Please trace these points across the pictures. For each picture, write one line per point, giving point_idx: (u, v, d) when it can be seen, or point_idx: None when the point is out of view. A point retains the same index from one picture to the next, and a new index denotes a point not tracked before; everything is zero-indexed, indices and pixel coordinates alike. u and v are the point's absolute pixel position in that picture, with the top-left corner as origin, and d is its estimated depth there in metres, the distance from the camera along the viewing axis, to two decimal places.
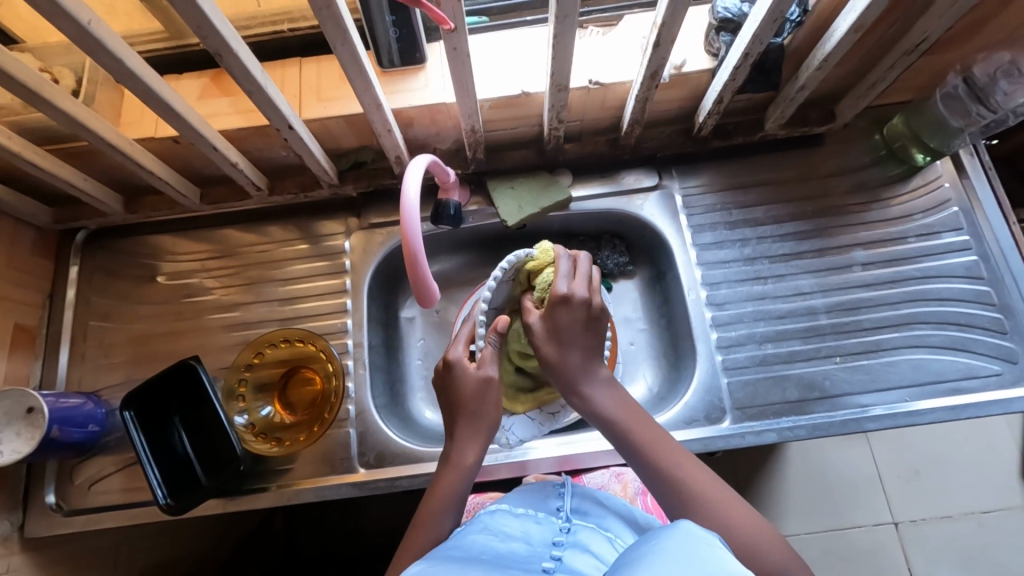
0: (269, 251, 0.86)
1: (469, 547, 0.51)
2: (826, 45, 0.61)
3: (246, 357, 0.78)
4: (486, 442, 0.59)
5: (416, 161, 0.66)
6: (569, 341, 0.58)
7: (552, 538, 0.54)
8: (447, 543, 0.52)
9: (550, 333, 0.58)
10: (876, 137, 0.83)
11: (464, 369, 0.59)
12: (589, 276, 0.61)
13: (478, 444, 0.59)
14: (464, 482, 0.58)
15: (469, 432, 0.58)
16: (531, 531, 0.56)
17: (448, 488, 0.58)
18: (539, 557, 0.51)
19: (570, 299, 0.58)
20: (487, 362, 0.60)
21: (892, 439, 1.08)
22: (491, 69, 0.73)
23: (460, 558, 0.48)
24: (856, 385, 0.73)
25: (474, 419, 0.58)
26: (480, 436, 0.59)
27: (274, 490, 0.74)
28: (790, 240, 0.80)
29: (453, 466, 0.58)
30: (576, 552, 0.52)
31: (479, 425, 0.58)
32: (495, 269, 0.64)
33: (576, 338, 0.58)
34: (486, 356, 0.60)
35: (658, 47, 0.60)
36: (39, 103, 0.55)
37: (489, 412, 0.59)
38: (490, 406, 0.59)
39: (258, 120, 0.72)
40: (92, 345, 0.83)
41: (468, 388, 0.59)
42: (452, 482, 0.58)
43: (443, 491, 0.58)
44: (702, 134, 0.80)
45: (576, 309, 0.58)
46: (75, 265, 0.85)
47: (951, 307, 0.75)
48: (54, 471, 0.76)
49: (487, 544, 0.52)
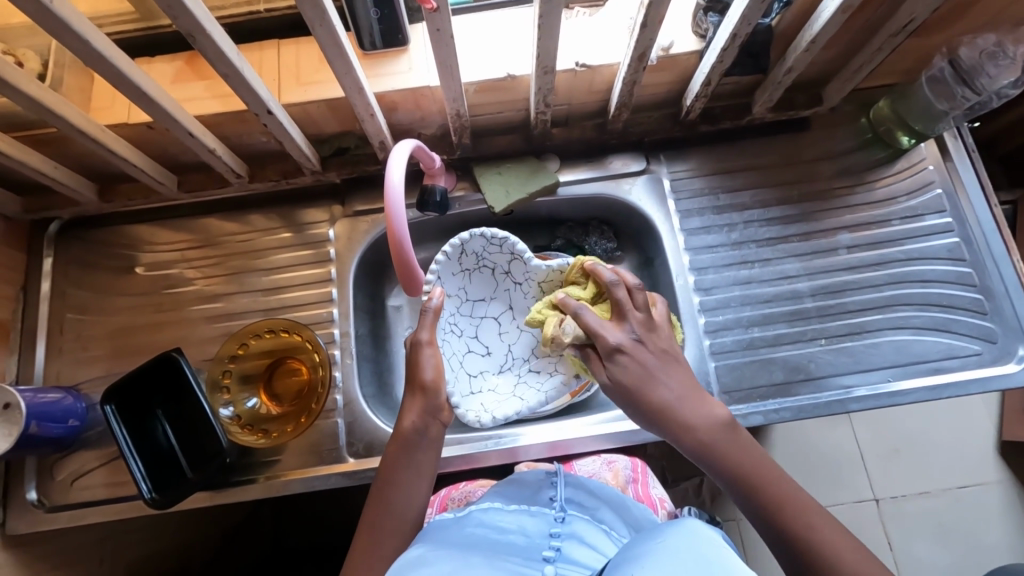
0: (251, 241, 0.84)
1: (468, 537, 0.52)
2: (814, 25, 0.61)
3: (230, 348, 0.77)
4: (423, 406, 0.61)
5: (399, 146, 0.65)
6: (663, 373, 0.57)
7: (549, 529, 0.54)
8: (442, 528, 0.53)
9: (638, 379, 0.57)
10: (862, 121, 0.83)
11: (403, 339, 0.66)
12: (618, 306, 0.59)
13: (415, 411, 0.61)
14: (406, 452, 0.60)
15: (409, 402, 0.62)
16: (527, 522, 0.55)
17: (392, 459, 0.61)
18: (538, 547, 0.52)
19: (622, 347, 0.57)
20: (421, 326, 0.63)
21: (874, 418, 1.10)
22: (477, 50, 0.71)
23: (461, 546, 0.50)
24: (841, 367, 0.74)
25: (413, 387, 0.62)
26: (418, 404, 0.61)
27: (261, 481, 0.73)
28: (776, 225, 0.80)
29: (397, 439, 0.61)
30: (574, 543, 0.53)
31: (418, 392, 0.61)
32: (440, 251, 0.73)
33: (664, 386, 0.57)
34: (421, 321, 0.63)
35: (645, 28, 0.59)
36: (3, 87, 0.53)
37: (423, 378, 0.61)
38: (425, 371, 0.61)
39: (235, 105, 0.70)
40: (69, 340, 0.81)
41: (412, 357, 0.63)
42: (397, 453, 0.60)
43: (391, 464, 0.60)
44: (690, 117, 0.80)
45: (650, 335, 0.59)
46: (49, 257, 0.83)
47: (934, 288, 0.76)
48: (35, 467, 0.75)
49: (486, 536, 0.53)
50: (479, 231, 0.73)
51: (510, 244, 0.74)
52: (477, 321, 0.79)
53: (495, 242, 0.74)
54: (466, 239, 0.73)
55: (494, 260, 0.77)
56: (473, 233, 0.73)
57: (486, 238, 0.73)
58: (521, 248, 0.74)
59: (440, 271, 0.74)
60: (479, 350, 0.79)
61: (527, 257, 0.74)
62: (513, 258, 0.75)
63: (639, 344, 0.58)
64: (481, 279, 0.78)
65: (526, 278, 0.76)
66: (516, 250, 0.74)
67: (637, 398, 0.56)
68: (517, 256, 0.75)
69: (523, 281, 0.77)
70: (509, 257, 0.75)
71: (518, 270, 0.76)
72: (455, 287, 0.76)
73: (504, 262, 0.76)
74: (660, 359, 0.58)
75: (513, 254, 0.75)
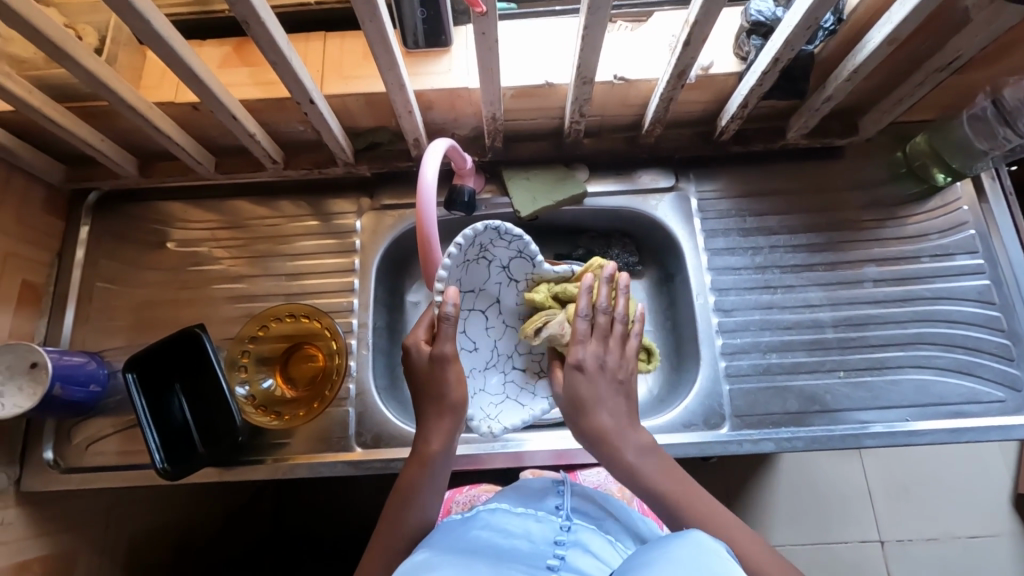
0: (279, 226, 0.86)
1: (472, 542, 0.51)
2: (858, 55, 0.61)
3: (251, 330, 0.78)
4: (450, 425, 0.59)
5: (435, 145, 0.65)
6: (614, 400, 0.57)
7: (554, 536, 0.54)
8: (447, 534, 0.52)
9: (585, 397, 0.56)
10: (897, 154, 0.83)
11: (419, 351, 0.60)
12: (604, 329, 0.59)
13: (441, 432, 0.59)
14: (427, 472, 0.59)
15: (434, 420, 0.59)
16: (532, 526, 0.55)
17: (412, 477, 0.59)
18: (542, 554, 0.51)
19: (583, 365, 0.57)
20: (444, 339, 0.57)
21: (886, 457, 1.08)
22: (518, 56, 0.72)
23: (464, 551, 0.49)
24: (857, 401, 0.73)
25: (437, 403, 0.59)
26: (446, 424, 0.59)
27: (269, 463, 0.74)
28: (802, 252, 0.80)
29: (419, 457, 0.59)
30: (578, 552, 0.53)
31: (445, 410, 0.59)
32: (452, 242, 0.62)
33: (608, 413, 0.56)
34: (442, 332, 0.57)
35: (687, 46, 0.59)
36: (62, 59, 0.55)
37: (450, 398, 0.58)
38: (451, 389, 0.58)
39: (278, 92, 0.71)
40: (97, 307, 0.83)
41: (435, 373, 0.58)
42: (419, 472, 0.59)
43: (410, 481, 0.59)
44: (723, 138, 0.80)
45: (618, 366, 0.58)
46: (85, 226, 0.85)
47: (960, 329, 0.75)
48: (54, 429, 0.76)
49: (491, 540, 0.53)
50: (494, 225, 0.63)
51: (521, 242, 0.66)
52: (465, 316, 0.71)
53: (505, 238, 0.65)
54: (476, 231, 0.63)
55: (494, 254, 0.67)
56: (487, 225, 0.63)
57: (499, 232, 0.63)
58: (532, 249, 0.67)
59: (450, 265, 0.63)
60: (466, 347, 0.71)
61: (537, 260, 0.67)
62: (518, 257, 0.68)
63: (603, 368, 0.57)
64: (477, 275, 0.68)
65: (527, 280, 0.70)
66: (525, 250, 0.66)
67: (580, 415, 0.56)
68: (524, 255, 0.67)
69: (521, 280, 0.70)
70: (513, 255, 0.67)
71: (519, 269, 0.69)
72: (453, 279, 0.65)
73: (505, 257, 0.68)
74: (616, 385, 0.57)
75: (520, 253, 0.67)
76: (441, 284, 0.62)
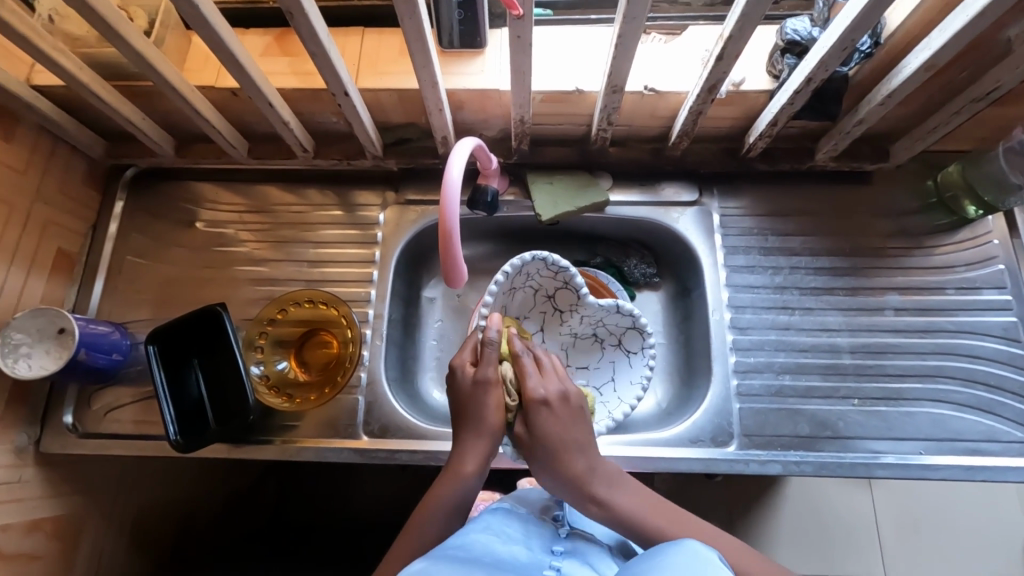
0: (305, 213, 0.88)
1: (470, 546, 0.49)
2: (894, 79, 0.60)
3: (269, 312, 0.80)
4: (486, 447, 0.58)
5: (462, 143, 0.66)
6: (579, 436, 0.56)
7: (551, 547, 0.54)
8: (447, 541, 0.49)
9: (554, 434, 0.56)
10: (928, 183, 0.81)
11: (463, 372, 0.60)
12: (551, 363, 0.61)
13: (477, 453, 0.57)
14: (457, 492, 0.57)
15: (470, 439, 0.58)
16: (530, 535, 0.55)
17: (439, 493, 0.57)
18: (540, 564, 0.51)
19: (544, 398, 0.57)
20: (489, 363, 0.59)
21: (896, 493, 1.05)
22: (551, 61, 0.73)
23: (462, 558, 0.46)
24: (870, 430, 0.72)
25: (476, 424, 0.58)
26: (481, 446, 0.57)
27: (277, 444, 0.75)
28: (824, 275, 0.79)
29: (452, 474, 0.57)
30: (574, 564, 0.53)
31: (483, 431, 0.57)
32: (499, 271, 0.72)
33: (576, 451, 0.56)
34: (488, 357, 0.58)
35: (720, 61, 0.60)
36: (114, 38, 0.57)
37: (492, 420, 0.57)
38: (492, 412, 0.57)
39: (314, 83, 0.73)
40: (125, 280, 0.85)
41: (476, 396, 0.58)
42: (448, 490, 0.57)
43: (438, 497, 0.57)
44: (750, 155, 0.80)
45: (577, 393, 0.59)
46: (120, 201, 0.88)
47: (982, 365, 0.73)
48: (75, 394, 0.78)
49: (489, 545, 0.50)
50: (540, 255, 0.72)
51: (566, 274, 0.74)
52: None
53: (553, 270, 0.74)
54: (524, 261, 0.73)
55: (542, 284, 0.77)
56: (534, 256, 0.73)
57: (546, 263, 0.73)
58: (576, 281, 0.75)
59: (496, 292, 0.74)
60: None
61: (581, 291, 0.75)
62: (563, 287, 0.76)
63: (564, 400, 0.58)
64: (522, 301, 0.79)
65: (571, 310, 0.78)
66: (569, 280, 0.75)
67: (548, 456, 0.56)
68: (569, 286, 0.76)
69: (564, 310, 0.79)
70: (559, 285, 0.76)
71: (563, 299, 0.78)
72: (499, 304, 0.76)
73: (552, 288, 0.77)
74: (577, 423, 0.57)
75: (565, 283, 0.76)
76: (485, 309, 0.73)
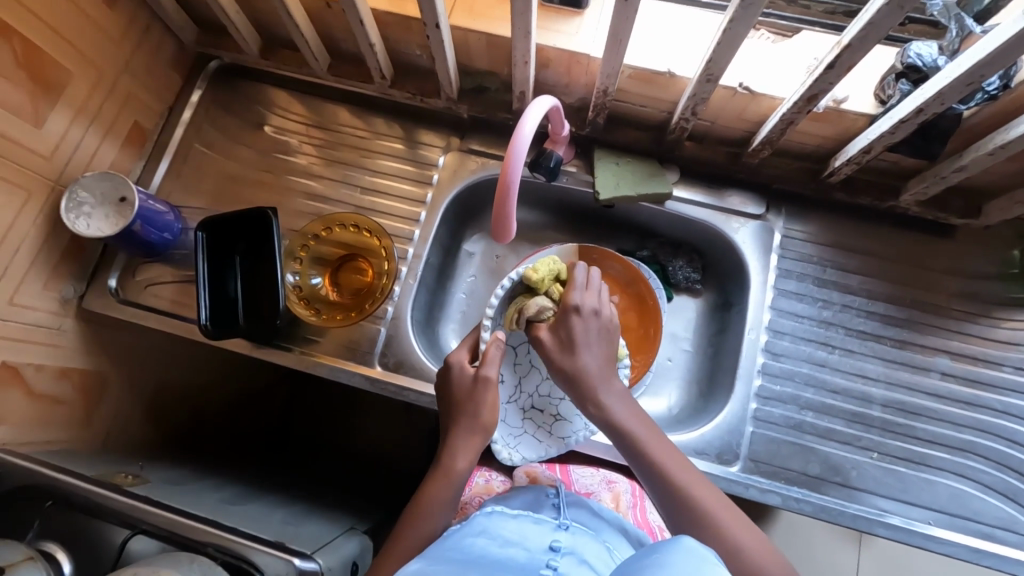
0: (369, 140, 0.88)
1: (467, 553, 0.50)
2: (1012, 130, 0.56)
3: (315, 228, 0.82)
4: (475, 443, 0.61)
5: (540, 101, 0.65)
6: (597, 346, 0.62)
7: (549, 543, 0.53)
8: (445, 547, 0.51)
9: (581, 335, 0.61)
10: (1014, 253, 0.76)
11: (463, 370, 0.64)
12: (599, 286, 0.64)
13: (467, 452, 0.61)
14: (451, 490, 0.60)
15: (463, 440, 0.61)
16: (527, 534, 0.54)
17: (434, 491, 0.61)
18: (536, 564, 0.49)
19: (582, 307, 0.61)
20: (489, 363, 0.63)
21: (886, 558, 1.02)
22: (649, 37, 0.70)
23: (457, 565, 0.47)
24: (882, 487, 0.69)
25: (471, 421, 0.62)
26: (473, 442, 0.61)
27: (296, 353, 0.77)
28: (875, 321, 0.75)
29: (443, 474, 0.61)
30: (571, 562, 0.51)
31: (477, 428, 0.61)
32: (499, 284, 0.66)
33: (589, 353, 0.61)
34: (491, 357, 0.63)
35: (830, 71, 0.56)
36: None
37: (484, 418, 0.61)
38: (485, 410, 0.61)
39: (408, 10, 0.73)
40: (188, 166, 0.88)
41: (474, 390, 0.62)
42: (442, 488, 0.60)
43: (432, 495, 0.61)
44: (831, 179, 0.76)
45: (612, 316, 0.63)
46: (199, 90, 0.90)
47: (1018, 451, 0.70)
48: (122, 262, 0.82)
49: (485, 549, 0.51)
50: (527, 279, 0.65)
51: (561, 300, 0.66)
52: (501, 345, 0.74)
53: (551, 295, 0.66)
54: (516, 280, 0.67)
55: None
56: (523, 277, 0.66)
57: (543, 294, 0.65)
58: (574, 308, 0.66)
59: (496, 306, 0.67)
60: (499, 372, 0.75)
61: None
62: None
63: (600, 315, 0.62)
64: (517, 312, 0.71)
65: None
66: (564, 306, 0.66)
67: (566, 354, 0.61)
68: None
69: None
70: None
71: None
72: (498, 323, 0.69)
73: None
74: (600, 330, 0.62)
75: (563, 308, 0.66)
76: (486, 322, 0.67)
